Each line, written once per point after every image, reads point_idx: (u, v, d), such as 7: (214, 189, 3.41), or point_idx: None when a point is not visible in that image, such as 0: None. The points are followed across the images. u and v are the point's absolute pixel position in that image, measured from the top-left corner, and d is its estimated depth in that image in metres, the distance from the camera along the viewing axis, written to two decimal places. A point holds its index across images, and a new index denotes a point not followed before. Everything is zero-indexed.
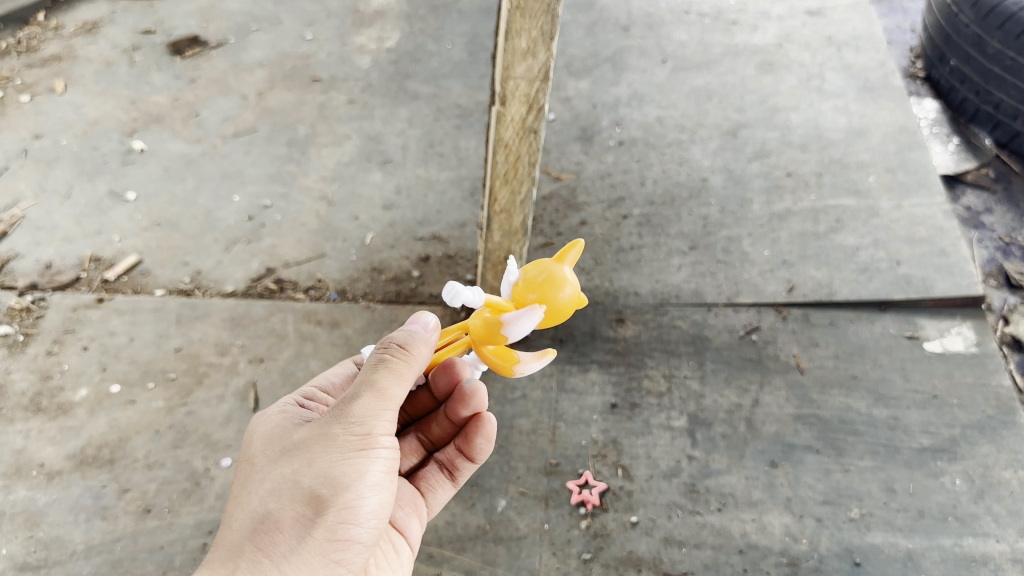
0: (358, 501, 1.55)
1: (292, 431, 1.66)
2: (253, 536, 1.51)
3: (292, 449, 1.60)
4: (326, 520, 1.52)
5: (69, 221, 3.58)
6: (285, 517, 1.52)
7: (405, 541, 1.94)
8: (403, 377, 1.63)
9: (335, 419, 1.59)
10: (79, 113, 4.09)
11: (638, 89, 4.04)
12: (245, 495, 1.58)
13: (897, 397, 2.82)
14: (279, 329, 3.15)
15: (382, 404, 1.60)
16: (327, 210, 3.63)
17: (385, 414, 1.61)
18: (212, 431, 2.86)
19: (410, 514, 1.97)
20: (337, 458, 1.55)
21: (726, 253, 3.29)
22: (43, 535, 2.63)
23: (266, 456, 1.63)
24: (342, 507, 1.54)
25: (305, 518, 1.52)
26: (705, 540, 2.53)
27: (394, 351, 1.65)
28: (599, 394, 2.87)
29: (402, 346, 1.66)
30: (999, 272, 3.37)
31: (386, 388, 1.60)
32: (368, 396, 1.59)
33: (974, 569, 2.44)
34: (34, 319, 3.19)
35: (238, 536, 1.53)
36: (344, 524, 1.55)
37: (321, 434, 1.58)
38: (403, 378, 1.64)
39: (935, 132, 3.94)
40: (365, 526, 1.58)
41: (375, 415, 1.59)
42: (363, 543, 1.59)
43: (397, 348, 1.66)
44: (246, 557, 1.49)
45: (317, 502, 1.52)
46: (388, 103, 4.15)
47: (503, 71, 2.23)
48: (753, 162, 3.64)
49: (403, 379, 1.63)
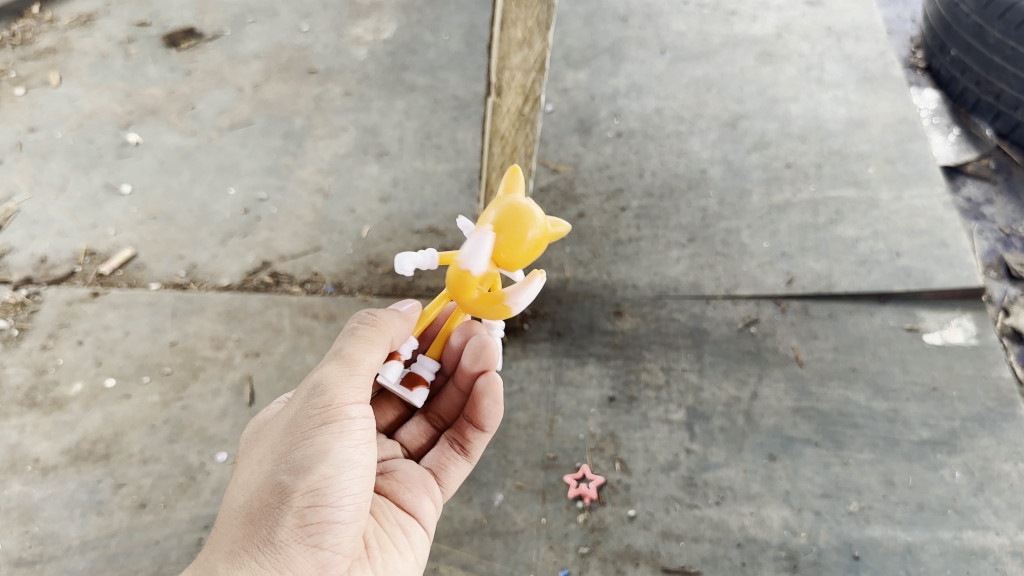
0: (325, 481, 1.55)
1: (273, 427, 1.73)
2: (235, 534, 1.59)
3: (269, 446, 1.67)
4: (294, 504, 1.54)
5: (64, 215, 3.56)
6: (259, 508, 1.58)
7: (418, 523, 1.92)
8: (372, 347, 1.73)
9: (300, 406, 1.65)
10: (73, 105, 4.06)
11: (637, 80, 4.01)
12: (233, 498, 1.67)
13: (897, 389, 2.80)
14: (275, 323, 3.13)
15: (345, 383, 1.65)
16: (323, 203, 3.61)
17: (347, 391, 1.65)
18: (208, 426, 2.84)
19: (422, 496, 1.95)
20: (300, 442, 1.59)
21: (725, 245, 3.27)
22: (38, 530, 2.61)
23: (251, 456, 1.72)
24: (307, 489, 1.54)
25: (274, 505, 1.56)
26: (703, 533, 2.51)
27: (360, 331, 1.74)
28: (597, 388, 2.86)
29: (370, 323, 1.77)
30: (999, 263, 3.35)
31: (351, 364, 1.68)
32: (329, 378, 1.65)
33: (973, 563, 2.42)
34: (29, 313, 3.18)
35: (224, 539, 1.61)
36: (315, 507, 1.54)
37: (290, 425, 1.64)
38: (369, 352, 1.71)
39: (936, 122, 3.91)
40: (343, 506, 1.57)
41: (336, 394, 1.63)
42: (344, 523, 1.57)
43: (362, 328, 1.75)
44: (228, 553, 1.55)
45: (283, 487, 1.56)
46: (385, 95, 4.12)
47: (498, 62, 2.21)
48: (752, 153, 3.61)
49: (371, 354, 1.72)
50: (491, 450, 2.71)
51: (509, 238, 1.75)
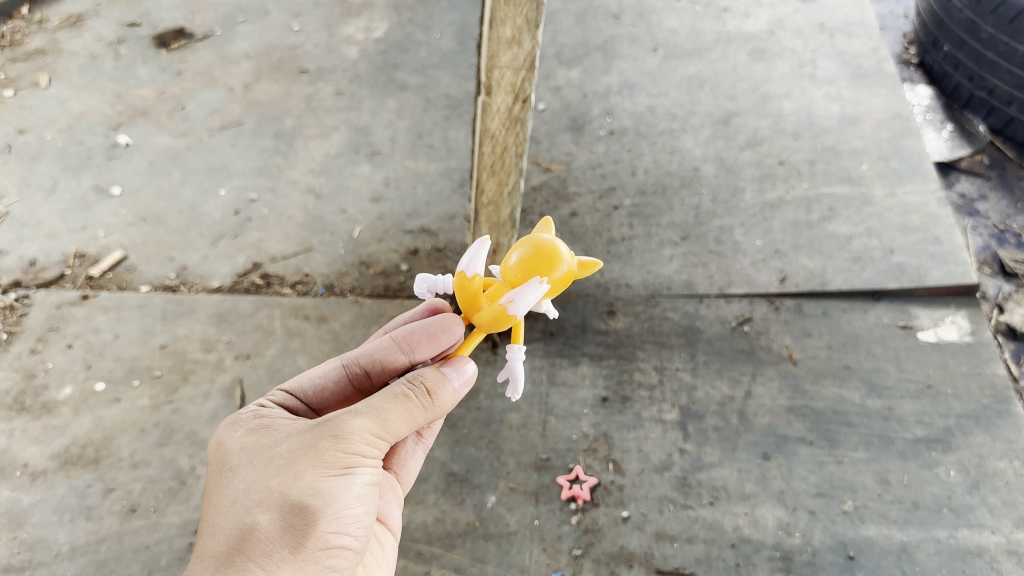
0: (346, 512, 1.53)
1: (275, 438, 1.59)
2: (241, 547, 1.44)
3: (276, 456, 1.53)
4: (316, 532, 1.48)
5: (53, 217, 3.54)
6: (275, 527, 1.46)
7: (387, 532, 1.88)
8: (415, 419, 1.62)
9: (326, 433, 1.54)
10: (63, 107, 4.03)
11: (629, 77, 3.99)
12: (226, 503, 1.50)
13: (891, 387, 2.79)
14: (266, 325, 3.12)
15: (382, 429, 1.58)
16: (314, 204, 3.59)
17: (381, 434, 1.58)
18: (198, 429, 2.82)
19: (390, 499, 1.88)
20: (329, 471, 1.51)
21: (718, 243, 3.25)
22: (27, 536, 2.59)
23: (247, 462, 1.55)
24: (332, 517, 1.51)
25: (295, 529, 1.46)
26: (697, 534, 2.49)
27: (415, 389, 1.63)
28: (590, 388, 2.84)
29: (428, 389, 1.65)
30: (993, 259, 3.34)
31: (394, 417, 1.59)
32: (370, 420, 1.56)
33: (969, 562, 2.40)
34: (18, 316, 3.15)
35: (223, 542, 1.45)
36: (334, 535, 1.52)
37: (309, 443, 1.52)
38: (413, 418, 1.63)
39: (929, 119, 3.89)
40: (353, 537, 1.56)
41: (370, 433, 1.56)
42: (352, 553, 1.56)
43: (422, 389, 1.64)
44: (237, 567, 1.41)
45: (306, 514, 1.48)
46: (377, 94, 4.10)
47: (488, 61, 2.19)
48: (745, 150, 3.60)
49: (414, 421, 1.62)
50: (483, 452, 2.69)
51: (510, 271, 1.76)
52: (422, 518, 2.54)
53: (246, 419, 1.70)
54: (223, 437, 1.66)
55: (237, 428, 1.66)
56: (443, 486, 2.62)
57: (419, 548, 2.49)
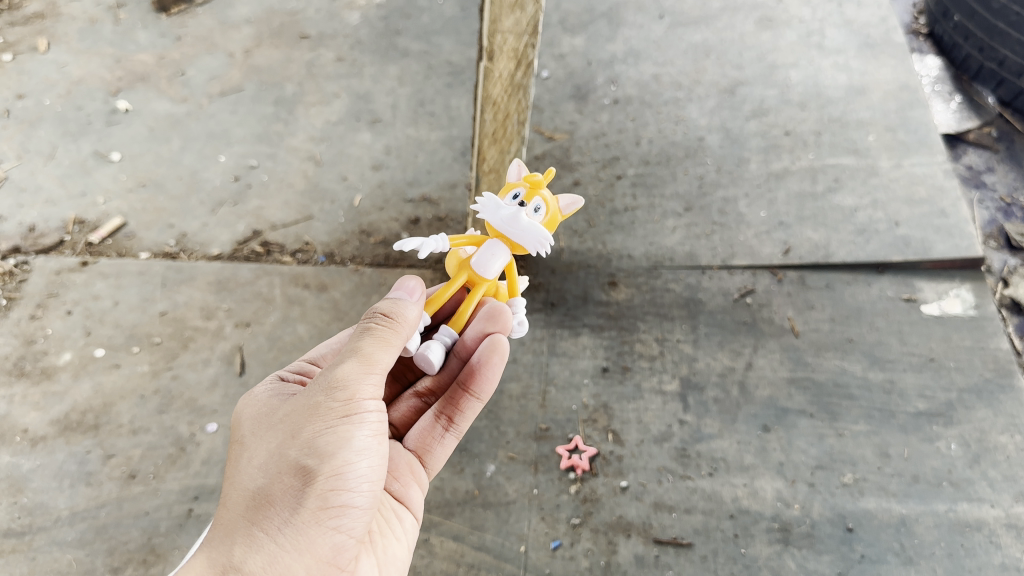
0: (347, 466, 1.56)
1: (281, 407, 1.67)
2: (247, 513, 1.53)
3: (278, 422, 1.61)
4: (317, 489, 1.52)
5: (52, 182, 3.51)
6: (276, 489, 1.53)
7: (408, 511, 1.98)
8: (392, 344, 1.65)
9: (318, 389, 1.60)
10: (63, 72, 3.99)
11: (634, 45, 3.94)
12: (236, 473, 1.60)
13: (893, 360, 2.77)
14: (266, 293, 3.10)
15: (366, 369, 1.61)
16: (315, 171, 3.56)
17: (369, 378, 1.62)
18: (198, 396, 2.82)
19: (409, 482, 1.99)
20: (322, 428, 1.55)
21: (722, 215, 3.22)
22: (27, 501, 2.60)
23: (255, 433, 1.65)
24: (332, 473, 1.54)
25: (295, 489, 1.52)
26: (695, 505, 2.49)
27: (380, 317, 1.66)
28: (591, 358, 2.84)
29: (390, 311, 1.68)
30: (1000, 233, 3.30)
31: (372, 353, 1.62)
32: (352, 363, 1.60)
33: (968, 535, 2.40)
34: (17, 282, 3.14)
35: (234, 511, 1.55)
36: (337, 491, 1.55)
37: (304, 404, 1.59)
38: (391, 344, 1.65)
39: (938, 90, 3.84)
40: (360, 491, 1.59)
41: (359, 379, 1.60)
42: (360, 508, 1.60)
43: (382, 314, 1.67)
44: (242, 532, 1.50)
45: (305, 473, 1.52)
46: (378, 61, 4.05)
47: (490, 25, 2.15)
48: (751, 121, 3.55)
49: (392, 346, 1.65)
50: (482, 422, 2.69)
51: (508, 241, 1.88)
52: None
53: (262, 393, 1.82)
54: (241, 411, 1.78)
55: (253, 403, 1.78)
56: None
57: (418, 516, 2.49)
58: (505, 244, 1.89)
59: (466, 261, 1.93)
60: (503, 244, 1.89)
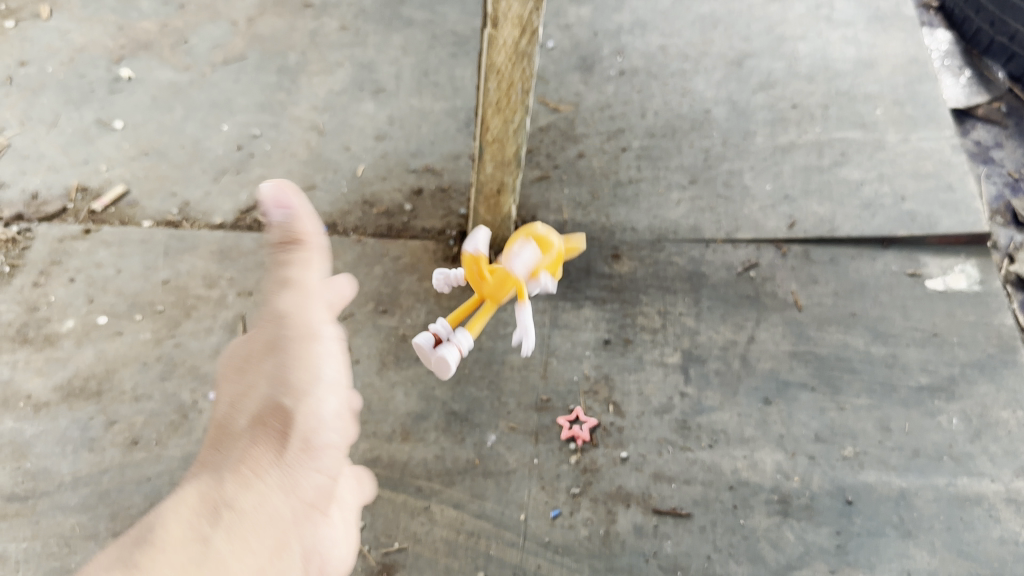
0: (318, 403, 1.48)
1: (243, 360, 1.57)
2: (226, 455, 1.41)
3: (246, 372, 1.53)
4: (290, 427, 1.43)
5: (55, 150, 3.51)
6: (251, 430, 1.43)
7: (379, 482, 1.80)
8: (344, 295, 1.58)
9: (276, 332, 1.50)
10: (65, 39, 3.95)
11: (641, 16, 3.87)
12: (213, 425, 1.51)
13: (896, 334, 2.76)
14: (268, 263, 3.10)
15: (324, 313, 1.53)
16: (318, 140, 3.55)
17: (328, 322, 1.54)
18: (200, 364, 2.83)
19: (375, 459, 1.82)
20: (290, 359, 1.47)
21: (727, 187, 3.20)
22: (31, 466, 2.61)
23: (223, 387, 1.54)
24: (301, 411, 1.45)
25: (270, 429, 1.43)
26: (695, 476, 2.49)
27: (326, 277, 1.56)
28: (593, 330, 2.83)
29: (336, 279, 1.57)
30: (1007, 209, 3.28)
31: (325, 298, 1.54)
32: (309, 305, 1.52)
33: (967, 509, 2.40)
34: (20, 250, 3.14)
35: (213, 464, 1.42)
36: (311, 430, 1.46)
37: (262, 343, 1.49)
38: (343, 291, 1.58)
39: (947, 65, 3.76)
40: (333, 429, 1.50)
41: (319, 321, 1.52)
42: (333, 446, 1.50)
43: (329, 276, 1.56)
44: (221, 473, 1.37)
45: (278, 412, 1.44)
46: (382, 30, 4.01)
47: None
48: (758, 93, 3.52)
49: (346, 292, 1.58)
50: (484, 392, 2.70)
51: (541, 275, 2.07)
52: (423, 455, 2.57)
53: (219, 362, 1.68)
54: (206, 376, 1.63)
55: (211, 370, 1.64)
56: (443, 425, 2.63)
57: (419, 484, 2.51)
58: (534, 274, 2.06)
59: (497, 287, 2.06)
60: (533, 278, 2.07)
